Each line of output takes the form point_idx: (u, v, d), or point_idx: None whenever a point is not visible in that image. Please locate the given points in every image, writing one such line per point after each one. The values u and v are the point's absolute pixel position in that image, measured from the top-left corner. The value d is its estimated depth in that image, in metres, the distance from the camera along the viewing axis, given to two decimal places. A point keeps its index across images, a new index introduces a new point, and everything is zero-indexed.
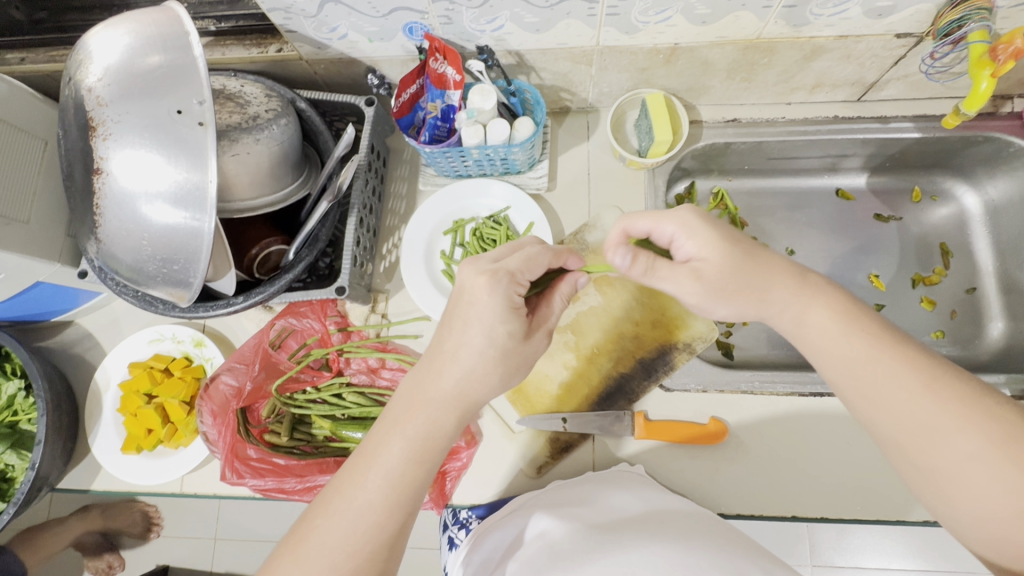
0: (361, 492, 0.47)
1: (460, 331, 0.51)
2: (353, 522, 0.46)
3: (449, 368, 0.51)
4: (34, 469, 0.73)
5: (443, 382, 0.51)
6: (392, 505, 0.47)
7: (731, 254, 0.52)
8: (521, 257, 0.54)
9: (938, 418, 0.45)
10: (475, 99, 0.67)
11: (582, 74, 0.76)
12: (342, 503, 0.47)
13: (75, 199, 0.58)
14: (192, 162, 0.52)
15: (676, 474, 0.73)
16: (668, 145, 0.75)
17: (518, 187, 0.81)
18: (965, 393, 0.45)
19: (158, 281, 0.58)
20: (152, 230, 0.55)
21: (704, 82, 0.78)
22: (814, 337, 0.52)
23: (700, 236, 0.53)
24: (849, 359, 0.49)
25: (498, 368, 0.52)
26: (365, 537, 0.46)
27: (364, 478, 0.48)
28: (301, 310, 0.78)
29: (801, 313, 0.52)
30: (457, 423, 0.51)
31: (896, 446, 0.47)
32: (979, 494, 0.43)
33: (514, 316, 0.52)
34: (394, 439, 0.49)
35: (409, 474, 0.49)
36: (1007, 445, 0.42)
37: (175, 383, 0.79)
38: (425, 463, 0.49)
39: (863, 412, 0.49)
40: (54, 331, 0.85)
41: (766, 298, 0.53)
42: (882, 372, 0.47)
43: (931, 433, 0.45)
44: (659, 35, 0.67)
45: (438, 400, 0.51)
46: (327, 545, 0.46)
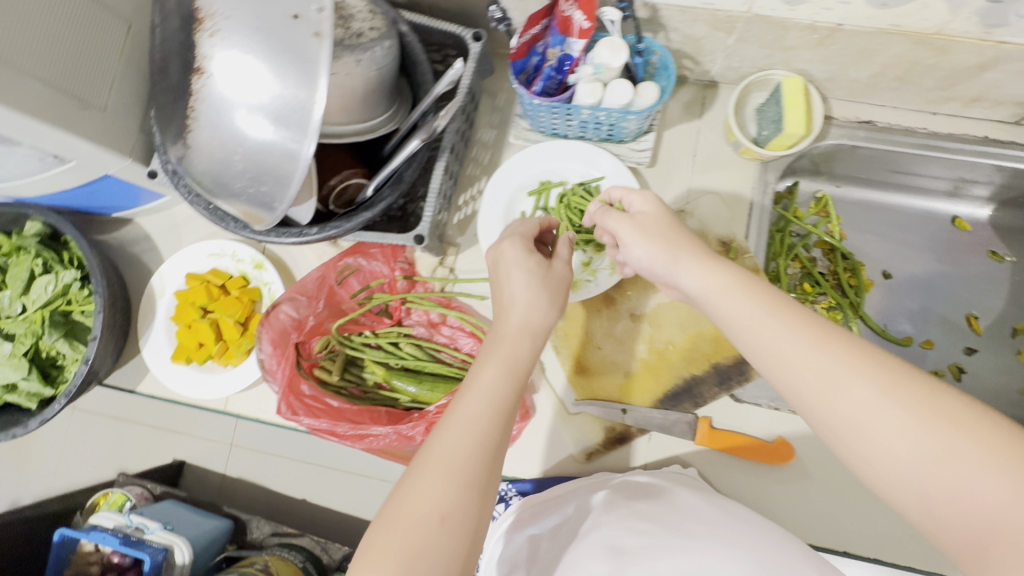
0: (462, 411, 0.43)
1: (510, 286, 0.54)
2: (467, 426, 0.42)
3: (514, 307, 0.51)
4: (87, 364, 0.72)
5: (512, 315, 0.51)
6: (494, 417, 0.43)
7: (666, 213, 0.54)
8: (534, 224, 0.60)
9: (831, 364, 0.37)
10: (603, 53, 0.59)
11: (716, 43, 0.68)
12: (449, 421, 0.43)
13: (165, 97, 0.53)
14: (300, 76, 0.47)
15: (728, 481, 0.70)
16: (796, 139, 0.68)
17: (618, 158, 0.74)
18: (850, 337, 0.38)
19: (239, 199, 0.54)
20: (244, 144, 0.50)
21: (852, 74, 0.68)
22: (716, 292, 0.44)
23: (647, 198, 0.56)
24: (749, 313, 0.41)
25: (548, 294, 0.53)
26: (473, 449, 0.41)
27: (465, 401, 0.44)
28: (371, 251, 0.75)
29: (707, 266, 0.46)
30: (531, 350, 0.49)
31: (805, 410, 0.38)
32: (892, 445, 0.33)
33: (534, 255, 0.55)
34: (490, 366, 0.46)
35: (506, 392, 0.45)
36: (899, 385, 0.34)
37: (231, 301, 0.76)
38: (515, 382, 0.46)
39: (768, 373, 0.40)
40: (114, 227, 0.84)
41: (676, 254, 0.49)
42: (779, 324, 0.40)
43: (829, 379, 0.36)
44: (824, 12, 0.59)
45: (505, 331, 0.50)
46: (444, 456, 0.41)
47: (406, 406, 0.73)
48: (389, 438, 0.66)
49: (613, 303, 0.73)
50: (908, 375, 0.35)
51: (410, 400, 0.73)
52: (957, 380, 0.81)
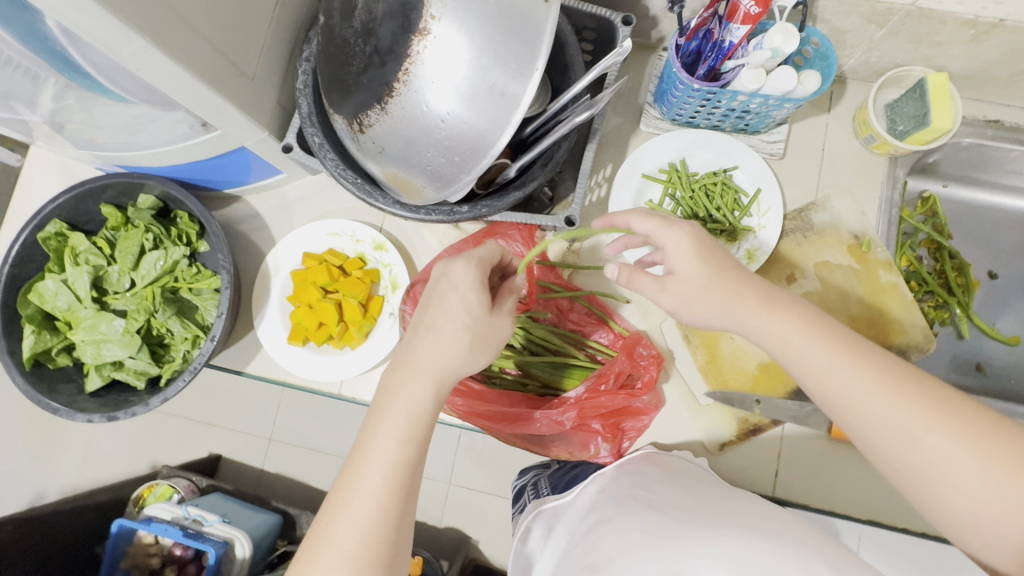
0: (359, 483, 0.45)
1: (438, 305, 0.52)
2: (360, 514, 0.44)
3: (426, 356, 0.50)
4: (214, 341, 0.69)
5: (420, 355, 0.50)
6: (394, 489, 0.45)
7: (706, 261, 0.49)
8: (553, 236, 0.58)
9: (910, 419, 0.42)
10: (776, 38, 0.59)
11: (861, 36, 0.69)
12: (348, 497, 0.45)
13: (359, 55, 0.50)
14: (526, 43, 0.46)
15: (855, 478, 0.70)
16: (938, 134, 0.68)
17: (751, 149, 0.74)
18: (927, 391, 0.43)
19: (421, 168, 0.53)
20: (448, 112, 0.48)
21: (991, 72, 0.69)
22: (779, 343, 0.48)
23: (685, 252, 0.50)
24: (821, 364, 0.45)
25: (467, 335, 0.51)
26: (372, 529, 0.44)
27: (362, 470, 0.45)
28: (509, 232, 0.73)
29: (771, 304, 0.48)
30: (433, 402, 0.49)
31: (882, 459, 0.44)
32: (971, 495, 0.39)
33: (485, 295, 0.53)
34: (383, 427, 0.47)
35: (409, 462, 0.46)
36: (979, 440, 0.40)
37: (355, 282, 0.75)
38: (417, 445, 0.47)
39: (845, 424, 0.45)
40: (222, 204, 0.81)
41: (732, 306, 0.49)
42: (856, 377, 0.44)
43: (907, 436, 0.42)
44: (991, 7, 0.59)
45: (418, 370, 0.49)
46: (347, 536, 0.43)
47: (538, 392, 0.71)
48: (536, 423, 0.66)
49: None
50: (985, 427, 0.40)
51: (541, 386, 0.71)
52: None
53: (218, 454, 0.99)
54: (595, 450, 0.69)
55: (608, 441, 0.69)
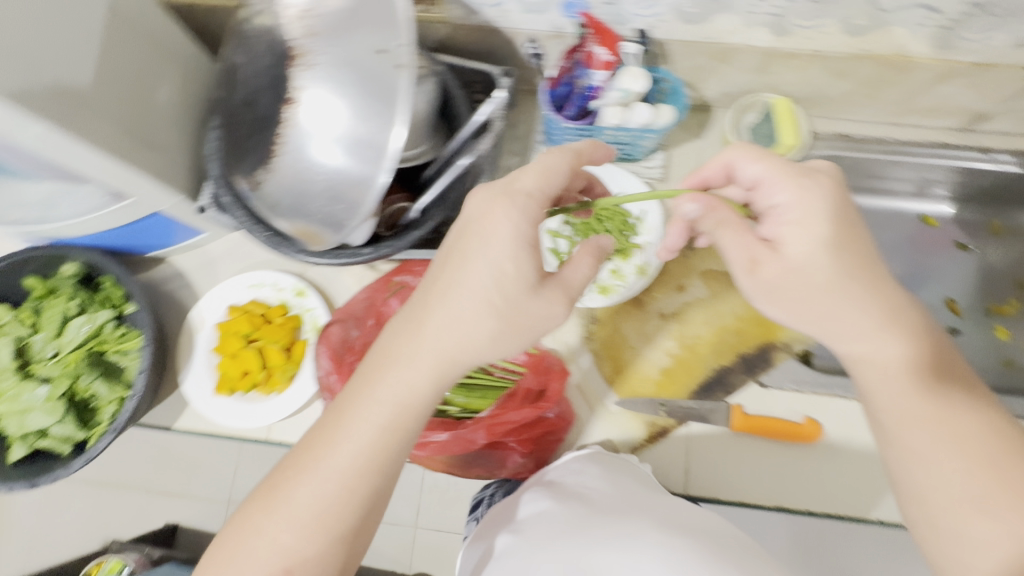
0: (331, 454, 0.48)
1: (460, 270, 0.49)
2: (324, 480, 0.47)
3: (432, 329, 0.49)
4: (136, 400, 0.72)
5: (427, 341, 0.49)
6: (365, 469, 0.48)
7: (833, 248, 0.48)
8: (540, 171, 0.52)
9: (982, 488, 0.45)
10: (626, 80, 0.67)
11: (712, 72, 0.78)
12: (315, 464, 0.48)
13: (248, 126, 0.58)
14: (386, 105, 0.52)
15: (762, 468, 0.74)
16: (790, 149, 0.77)
17: (634, 175, 0.82)
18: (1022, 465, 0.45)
19: (313, 219, 0.59)
20: (328, 169, 0.56)
21: (829, 93, 0.80)
22: (902, 383, 0.49)
23: (811, 226, 0.49)
24: (912, 406, 0.48)
25: (494, 319, 0.48)
26: (336, 495, 0.47)
27: (336, 442, 0.48)
28: (417, 268, 0.76)
29: (891, 334, 0.49)
30: (431, 390, 0.49)
31: (923, 503, 0.47)
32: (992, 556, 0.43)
33: (522, 252, 0.49)
34: (368, 406, 0.48)
35: (384, 444, 0.48)
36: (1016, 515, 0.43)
37: (276, 329, 0.78)
38: (389, 433, 0.49)
39: (901, 460, 0.49)
40: (147, 267, 0.85)
41: (837, 316, 0.49)
42: (938, 434, 0.47)
43: (966, 501, 0.45)
44: (806, 41, 0.70)
45: (422, 356, 0.48)
46: (304, 501, 0.47)
47: (456, 417, 0.74)
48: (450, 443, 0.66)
49: (643, 305, 0.79)
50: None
51: (460, 411, 0.74)
52: None
53: (176, 522, 0.81)
54: (512, 465, 0.74)
55: (525, 456, 0.74)
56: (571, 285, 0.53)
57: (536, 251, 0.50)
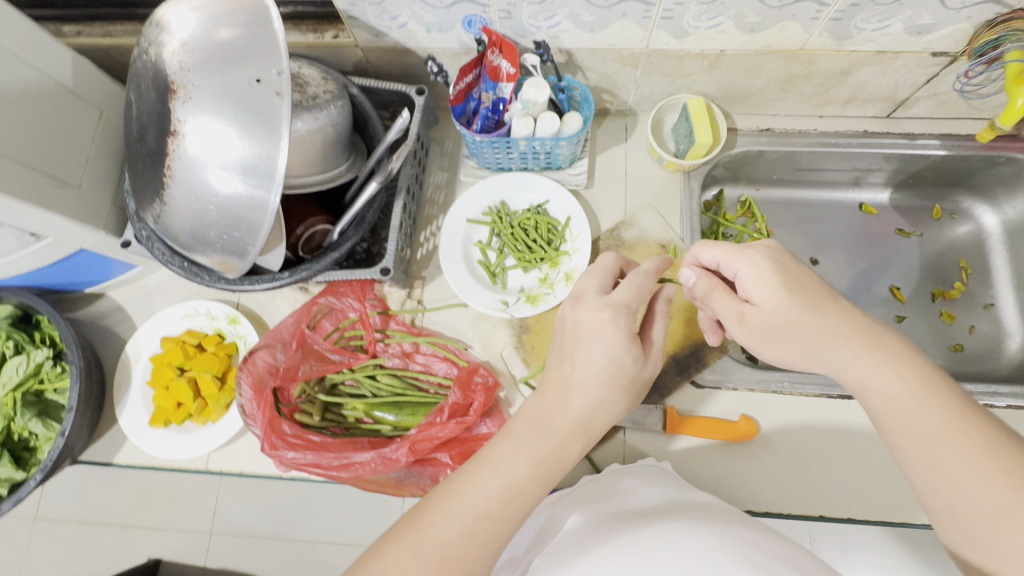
0: (477, 496, 0.45)
1: (586, 363, 0.49)
2: (466, 525, 0.44)
3: (577, 394, 0.49)
4: (64, 437, 0.73)
5: (569, 405, 0.49)
6: (507, 517, 0.45)
7: (787, 305, 0.49)
8: (630, 287, 0.52)
9: (1004, 499, 0.41)
10: (529, 91, 0.69)
11: (626, 76, 0.79)
12: (458, 504, 0.45)
13: (140, 161, 0.58)
14: (266, 131, 0.53)
15: (703, 471, 0.73)
16: (707, 147, 0.77)
17: (559, 183, 0.83)
18: None
19: (215, 248, 0.59)
20: (219, 197, 0.55)
21: (744, 90, 0.80)
22: (897, 410, 0.47)
23: (765, 280, 0.50)
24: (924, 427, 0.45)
25: (624, 397, 0.50)
26: (474, 541, 0.44)
27: (480, 479, 0.46)
28: (341, 289, 0.79)
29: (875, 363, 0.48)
30: (579, 451, 0.49)
31: (957, 524, 0.43)
32: None
33: (636, 344, 0.50)
34: (520, 454, 0.47)
35: (530, 491, 0.46)
36: None
37: (208, 357, 0.79)
38: (543, 485, 0.47)
39: (922, 481, 0.45)
40: (86, 303, 0.86)
41: (822, 354, 0.49)
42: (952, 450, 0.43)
43: (995, 514, 0.41)
44: (707, 41, 0.70)
45: (561, 427, 0.48)
46: (443, 540, 0.43)
47: (389, 435, 0.75)
48: (372, 464, 0.69)
49: None
50: None
51: (391, 428, 0.75)
52: None
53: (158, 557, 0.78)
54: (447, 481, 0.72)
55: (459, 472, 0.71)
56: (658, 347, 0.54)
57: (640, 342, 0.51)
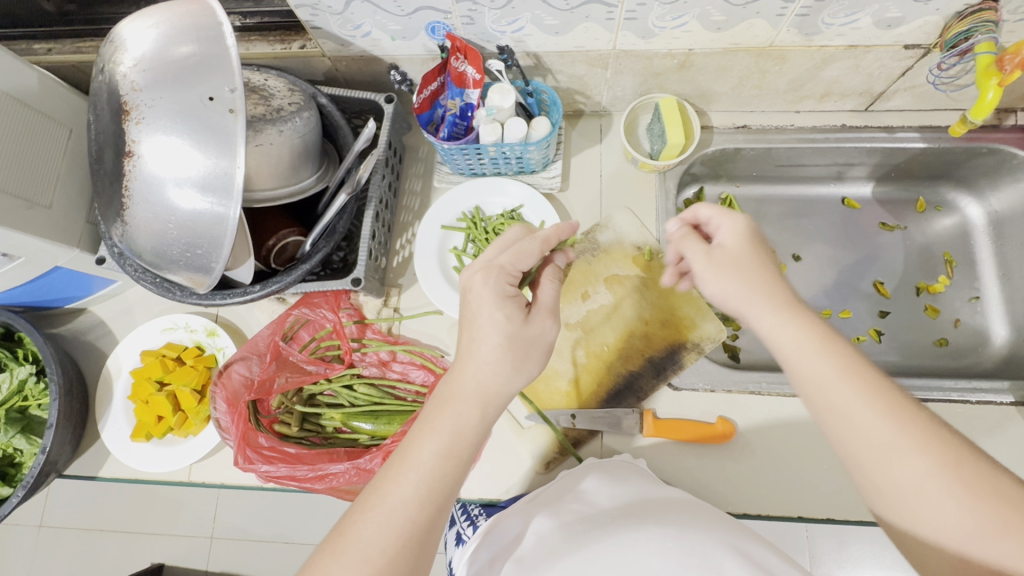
0: (394, 488, 0.44)
1: (472, 332, 0.50)
2: (390, 519, 0.43)
3: (469, 366, 0.49)
4: (45, 453, 0.73)
5: (464, 376, 0.48)
6: (425, 500, 0.44)
7: (753, 249, 0.52)
8: (512, 250, 0.53)
9: (894, 438, 0.42)
10: (494, 98, 0.68)
11: (597, 78, 0.78)
12: (378, 499, 0.44)
13: (103, 182, 0.59)
14: (221, 148, 0.53)
15: (681, 474, 0.72)
16: (680, 148, 0.76)
17: (532, 187, 0.83)
18: (929, 426, 0.42)
19: (179, 266, 0.59)
20: (178, 215, 0.55)
21: (716, 88, 0.80)
22: (796, 354, 0.46)
23: (736, 228, 0.53)
24: (824, 373, 0.45)
25: (513, 356, 0.49)
26: (400, 532, 0.42)
27: (400, 474, 0.44)
28: (316, 300, 0.79)
29: (781, 317, 0.48)
30: (485, 418, 0.48)
31: (858, 465, 0.44)
32: (938, 517, 0.40)
33: (509, 302, 0.51)
34: (426, 438, 0.46)
35: (448, 474, 0.45)
36: (957, 469, 0.41)
37: (186, 371, 0.79)
38: (457, 458, 0.46)
39: (826, 430, 0.45)
40: (68, 318, 0.87)
41: (748, 308, 0.49)
42: (851, 391, 0.44)
43: (887, 452, 0.42)
44: (675, 40, 0.69)
45: (463, 398, 0.47)
46: (373, 540, 0.42)
47: (366, 444, 0.77)
48: (348, 475, 0.69)
49: None
50: (972, 462, 0.41)
51: (369, 437, 0.76)
52: (877, 342, 0.86)
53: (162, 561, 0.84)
54: None
55: None
56: (550, 308, 0.54)
57: (515, 300, 0.51)
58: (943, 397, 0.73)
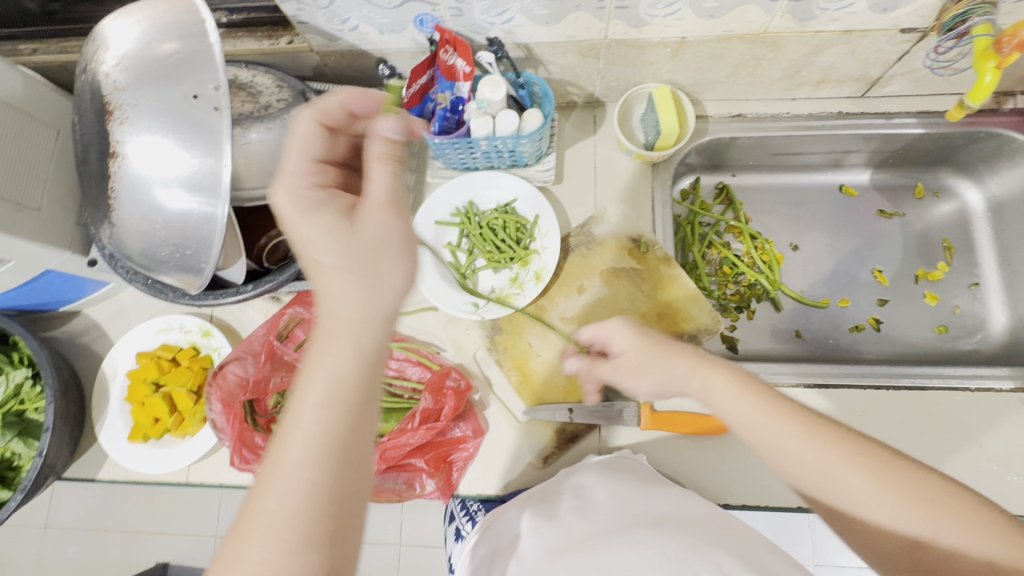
0: (288, 449, 0.37)
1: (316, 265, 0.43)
2: (292, 484, 0.36)
3: (331, 292, 0.41)
4: (41, 457, 0.73)
5: (331, 306, 0.41)
6: (329, 453, 0.37)
7: (646, 342, 0.58)
8: (294, 147, 0.46)
9: (828, 458, 0.47)
10: (485, 90, 0.68)
11: (589, 68, 0.77)
12: (274, 467, 0.37)
13: (90, 184, 0.58)
14: (207, 147, 0.52)
15: (680, 468, 0.72)
16: (675, 137, 0.77)
17: (526, 180, 0.81)
18: (851, 438, 0.48)
19: (170, 267, 0.58)
20: (166, 215, 0.55)
21: (710, 76, 0.79)
22: (723, 401, 0.53)
23: (627, 331, 0.60)
24: (750, 416, 0.51)
25: (365, 273, 0.42)
26: (311, 497, 0.36)
27: (290, 432, 0.37)
28: (309, 300, 0.79)
29: (702, 381, 0.54)
30: (383, 338, 0.42)
31: (806, 489, 0.48)
32: (880, 519, 0.45)
33: (320, 212, 0.43)
34: (315, 380, 0.39)
35: (344, 423, 0.38)
36: (884, 472, 0.45)
37: (182, 372, 0.79)
38: (358, 394, 0.39)
39: (777, 467, 0.49)
40: (63, 321, 0.86)
41: (670, 367, 0.57)
42: (779, 425, 0.49)
43: (824, 473, 0.47)
44: (667, 29, 0.68)
45: (331, 325, 0.41)
46: (280, 511, 0.35)
47: None
48: None
49: (544, 311, 0.79)
50: (896, 465, 0.46)
51: None
52: (876, 331, 0.85)
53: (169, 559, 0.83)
54: (423, 487, 0.74)
55: (435, 477, 0.73)
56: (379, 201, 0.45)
57: (323, 205, 0.44)
58: (942, 384, 0.73)
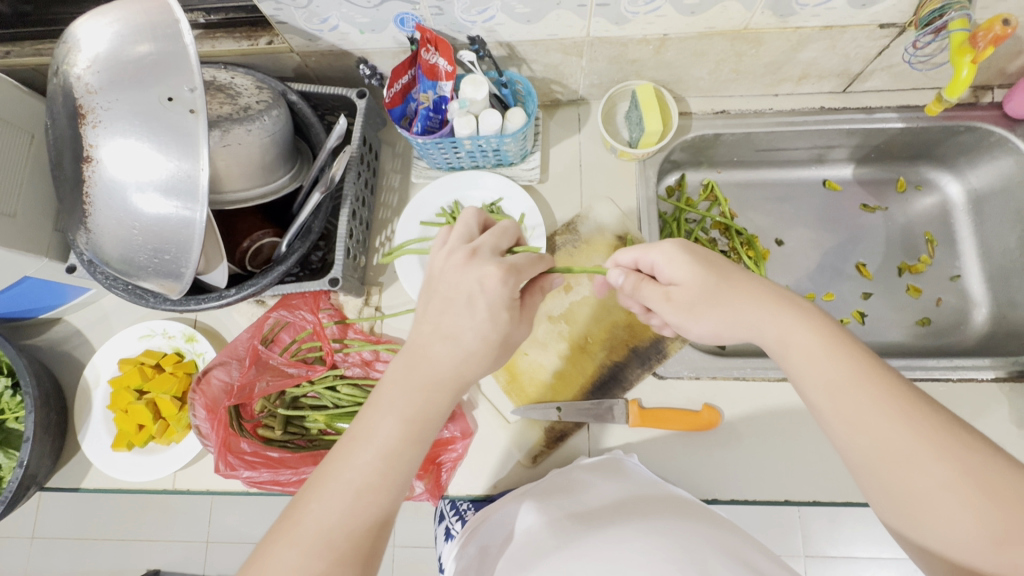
0: (350, 470, 0.44)
1: (445, 314, 0.48)
2: (343, 501, 0.43)
3: (453, 347, 0.48)
4: (22, 467, 0.72)
5: (437, 361, 0.47)
6: (383, 482, 0.44)
7: (708, 277, 0.52)
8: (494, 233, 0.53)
9: (912, 448, 0.42)
10: (467, 90, 0.67)
11: (572, 66, 0.77)
12: (335, 482, 0.44)
13: (64, 189, 0.57)
14: (184, 150, 0.51)
15: (668, 464, 0.72)
16: (658, 135, 0.75)
17: (510, 179, 0.81)
18: (944, 427, 0.42)
19: (149, 273, 0.57)
20: (143, 219, 0.54)
21: (693, 73, 0.79)
22: (801, 358, 0.48)
23: (678, 261, 0.53)
24: (835, 381, 0.46)
25: (495, 350, 0.49)
26: (355, 514, 0.43)
27: (353, 456, 0.45)
28: (294, 302, 0.78)
29: (784, 333, 0.49)
30: (448, 404, 0.48)
31: (869, 469, 0.44)
32: (951, 527, 0.40)
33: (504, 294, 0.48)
34: (382, 418, 0.46)
35: (404, 453, 0.45)
36: (977, 476, 0.40)
37: (166, 378, 0.78)
38: (419, 442, 0.46)
39: (845, 442, 0.45)
40: (42, 329, 0.85)
41: (748, 315, 0.50)
42: (863, 398, 0.44)
43: (901, 460, 0.42)
44: (649, 26, 0.68)
45: (438, 379, 0.47)
46: (325, 523, 0.43)
47: None
48: None
49: None
50: (997, 471, 0.40)
51: None
52: (861, 324, 0.86)
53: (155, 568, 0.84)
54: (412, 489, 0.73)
55: (424, 478, 0.72)
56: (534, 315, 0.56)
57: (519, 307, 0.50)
58: (925, 375, 0.73)
